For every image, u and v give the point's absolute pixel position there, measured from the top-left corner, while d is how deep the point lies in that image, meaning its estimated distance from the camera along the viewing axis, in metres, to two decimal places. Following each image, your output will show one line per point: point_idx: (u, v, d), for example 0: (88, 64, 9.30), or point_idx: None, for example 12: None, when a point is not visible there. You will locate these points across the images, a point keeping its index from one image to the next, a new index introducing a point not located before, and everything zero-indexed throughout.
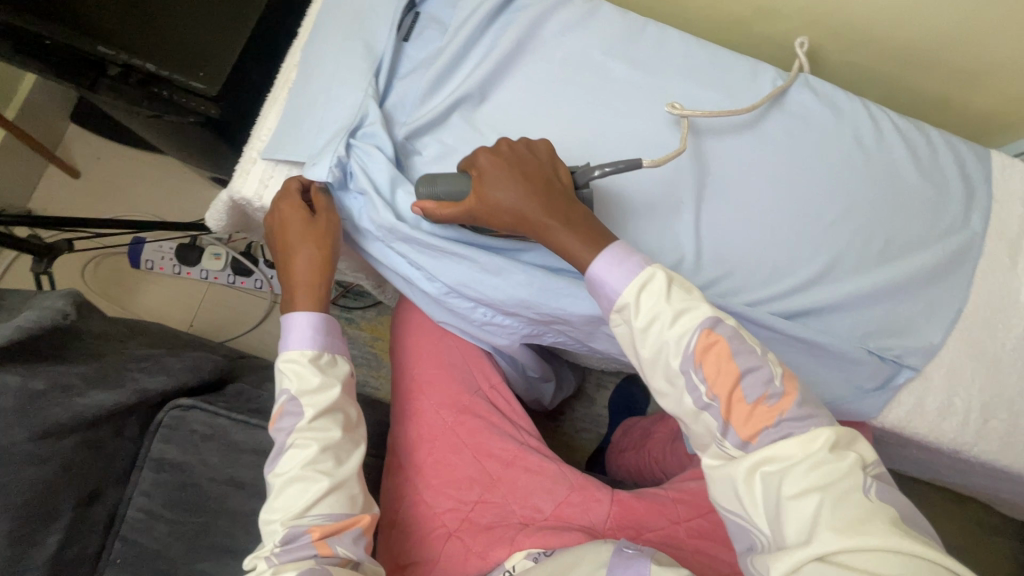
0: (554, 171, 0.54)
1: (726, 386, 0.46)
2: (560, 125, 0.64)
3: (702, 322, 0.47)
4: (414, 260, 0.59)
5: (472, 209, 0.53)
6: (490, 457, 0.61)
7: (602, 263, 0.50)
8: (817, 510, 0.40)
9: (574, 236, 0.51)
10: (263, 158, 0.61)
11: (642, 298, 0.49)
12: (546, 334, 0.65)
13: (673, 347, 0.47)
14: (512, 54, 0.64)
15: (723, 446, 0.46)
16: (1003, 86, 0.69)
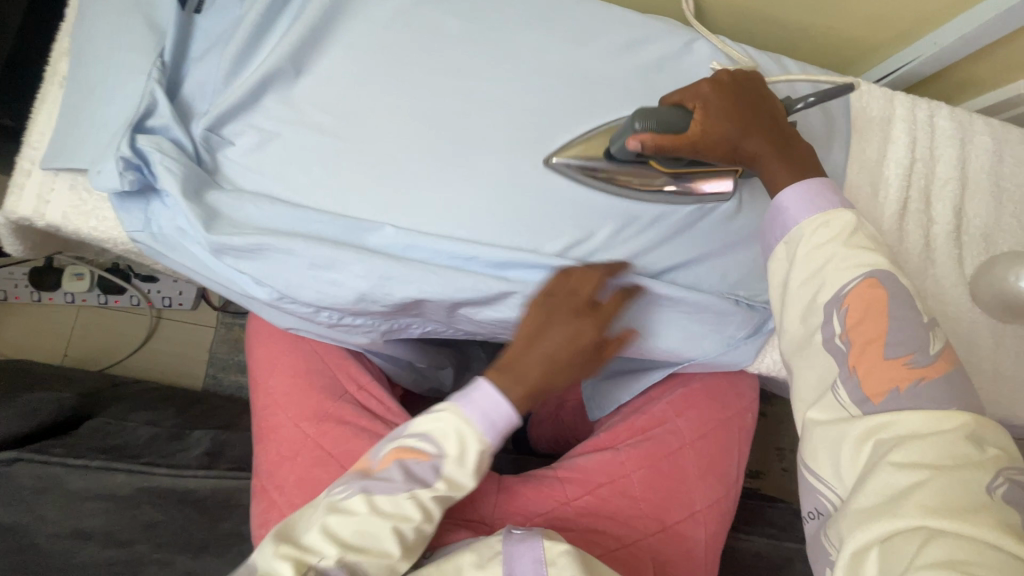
0: (772, 104, 0.55)
1: (871, 331, 0.45)
2: (394, 94, 0.58)
3: (870, 272, 0.46)
4: (235, 262, 0.53)
5: (696, 144, 0.53)
6: (362, 464, 0.56)
7: (790, 194, 0.51)
8: (915, 484, 0.38)
9: (789, 161, 0.53)
10: (41, 168, 0.54)
11: (821, 234, 0.49)
12: (411, 326, 0.61)
13: (830, 282, 0.47)
14: (327, 16, 0.56)
15: (837, 390, 0.45)
16: (855, 8, 0.68)
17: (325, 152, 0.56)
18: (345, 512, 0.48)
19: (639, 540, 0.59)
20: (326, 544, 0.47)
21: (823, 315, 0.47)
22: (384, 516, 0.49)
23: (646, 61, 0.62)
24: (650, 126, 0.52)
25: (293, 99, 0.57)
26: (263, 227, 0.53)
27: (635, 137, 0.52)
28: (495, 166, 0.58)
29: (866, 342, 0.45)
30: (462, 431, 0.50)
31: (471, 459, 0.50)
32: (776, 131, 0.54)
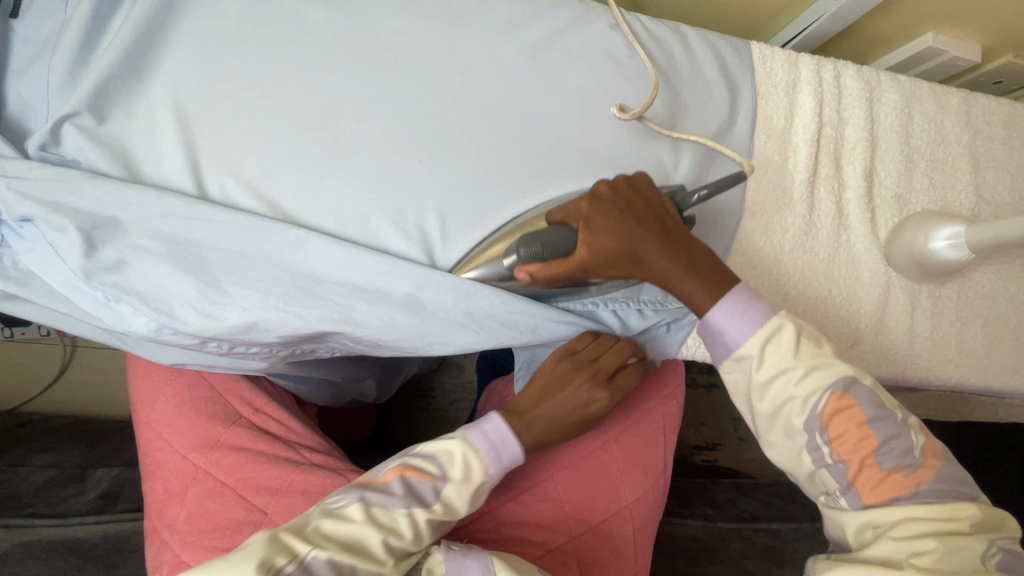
0: (667, 209, 0.50)
1: (859, 450, 0.46)
2: (253, 94, 0.53)
3: (837, 383, 0.47)
4: (106, 297, 0.48)
5: (585, 266, 0.50)
6: (258, 491, 0.53)
7: (723, 313, 0.49)
8: (924, 553, 0.43)
9: (696, 275, 0.49)
10: None
11: (774, 349, 0.48)
12: (318, 349, 0.56)
13: (799, 405, 0.47)
14: (160, 15, 0.51)
15: (839, 499, 0.48)
16: None
17: (175, 162, 0.51)
18: (337, 517, 0.48)
19: (563, 544, 0.57)
20: (334, 534, 0.48)
21: (803, 434, 0.48)
22: (376, 524, 0.49)
23: (531, 39, 0.58)
24: (536, 258, 0.49)
25: (134, 107, 0.51)
26: (117, 249, 0.48)
27: (522, 271, 0.49)
28: (373, 166, 0.54)
29: (860, 459, 0.46)
30: (465, 456, 0.52)
31: (468, 491, 0.52)
32: (678, 243, 0.49)
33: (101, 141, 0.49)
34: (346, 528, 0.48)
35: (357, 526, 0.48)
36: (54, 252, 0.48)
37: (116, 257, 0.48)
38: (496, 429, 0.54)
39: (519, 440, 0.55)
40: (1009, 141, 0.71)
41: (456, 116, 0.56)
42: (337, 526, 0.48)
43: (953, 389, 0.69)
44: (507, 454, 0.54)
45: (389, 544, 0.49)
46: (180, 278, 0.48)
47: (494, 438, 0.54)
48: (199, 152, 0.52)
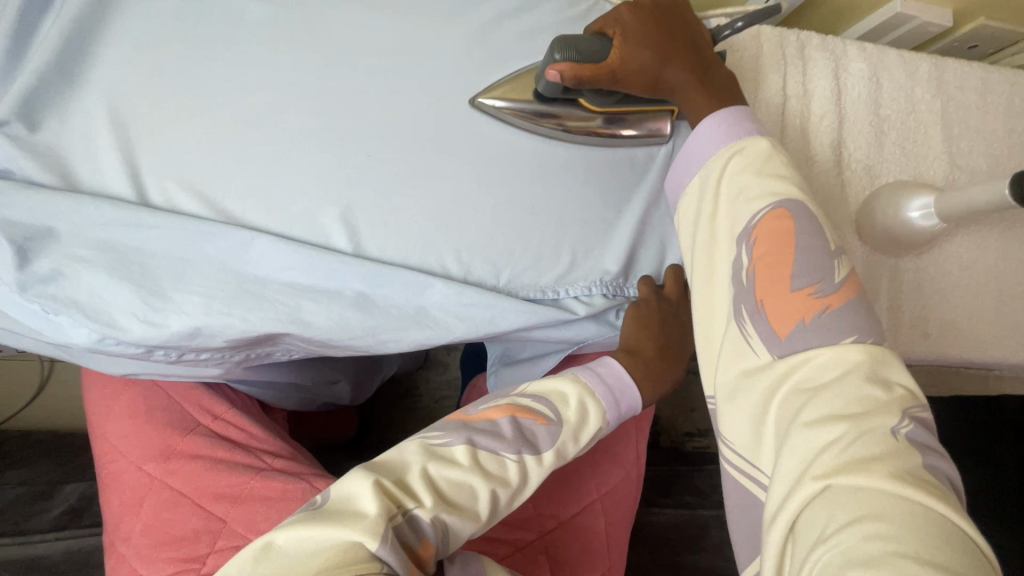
0: (696, 31, 0.54)
1: (780, 266, 0.42)
2: (191, 94, 0.51)
3: (780, 202, 0.44)
4: (42, 309, 0.46)
5: (615, 70, 0.51)
6: (215, 499, 0.51)
7: (706, 125, 0.51)
8: (832, 439, 0.35)
9: (707, 87, 0.52)
10: None
11: (736, 163, 0.48)
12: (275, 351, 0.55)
13: (740, 214, 0.46)
14: (92, 17, 0.50)
15: (745, 323, 0.43)
16: None
17: (112, 167, 0.49)
18: (447, 459, 0.44)
19: (532, 542, 0.55)
20: (423, 490, 0.42)
21: (734, 248, 0.46)
22: (482, 472, 0.44)
23: (480, 25, 0.57)
24: (570, 58, 0.50)
25: (67, 111, 0.49)
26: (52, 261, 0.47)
27: (554, 69, 0.50)
28: (319, 161, 0.52)
29: (778, 278, 0.42)
30: (583, 399, 0.51)
31: (590, 430, 0.50)
32: (697, 58, 0.52)
33: (34, 147, 0.48)
34: (441, 480, 0.43)
35: (459, 475, 0.44)
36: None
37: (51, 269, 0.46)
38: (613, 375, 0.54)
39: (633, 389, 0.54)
40: (983, 106, 0.68)
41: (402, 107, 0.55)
42: (445, 474, 0.44)
43: (935, 362, 0.68)
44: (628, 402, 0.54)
45: (493, 495, 0.44)
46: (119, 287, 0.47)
47: (618, 385, 0.53)
48: (139, 155, 0.50)
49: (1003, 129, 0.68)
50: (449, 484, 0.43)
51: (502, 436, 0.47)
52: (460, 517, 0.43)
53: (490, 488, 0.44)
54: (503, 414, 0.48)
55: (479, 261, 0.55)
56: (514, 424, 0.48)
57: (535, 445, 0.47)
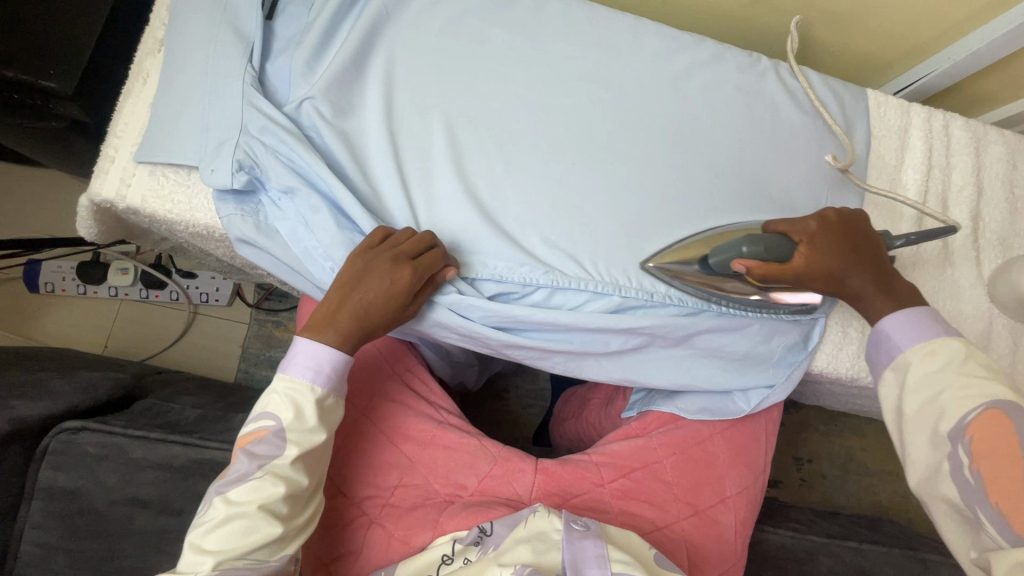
0: (877, 244, 0.57)
1: (1006, 471, 0.45)
2: (443, 94, 0.62)
3: (990, 403, 0.47)
4: (333, 267, 0.55)
5: (800, 273, 0.55)
6: (408, 440, 0.60)
7: (898, 322, 0.53)
8: None
9: (891, 297, 0.54)
10: (139, 163, 0.56)
11: (931, 364, 0.50)
12: (491, 339, 0.59)
13: (949, 413, 0.48)
14: (378, 25, 0.62)
15: (986, 526, 0.45)
16: (867, 25, 0.73)
17: (380, 147, 0.59)
18: (208, 524, 0.47)
19: (672, 524, 0.60)
20: (221, 530, 0.47)
21: (947, 443, 0.48)
22: (253, 502, 0.48)
23: (675, 72, 0.68)
24: (756, 253, 0.54)
25: (354, 97, 0.60)
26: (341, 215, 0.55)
27: (742, 262, 0.54)
28: (535, 164, 0.62)
29: (1011, 478, 0.45)
30: (291, 395, 0.50)
31: (310, 413, 0.50)
32: (881, 271, 0.55)
33: (331, 120, 0.58)
34: (231, 527, 0.47)
35: (234, 520, 0.47)
36: (302, 225, 0.55)
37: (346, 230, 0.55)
38: (305, 353, 0.51)
39: (329, 344, 0.51)
40: None
41: (605, 132, 0.65)
42: (208, 528, 0.47)
43: None
44: (334, 365, 0.51)
45: (276, 510, 0.48)
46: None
47: (307, 361, 0.51)
48: (402, 139, 0.61)
49: None
50: (223, 537, 0.47)
51: (286, 427, 0.49)
52: (255, 550, 0.47)
53: (284, 496, 0.49)
54: (251, 432, 0.50)
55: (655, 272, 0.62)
56: (263, 442, 0.49)
57: (279, 448, 0.49)
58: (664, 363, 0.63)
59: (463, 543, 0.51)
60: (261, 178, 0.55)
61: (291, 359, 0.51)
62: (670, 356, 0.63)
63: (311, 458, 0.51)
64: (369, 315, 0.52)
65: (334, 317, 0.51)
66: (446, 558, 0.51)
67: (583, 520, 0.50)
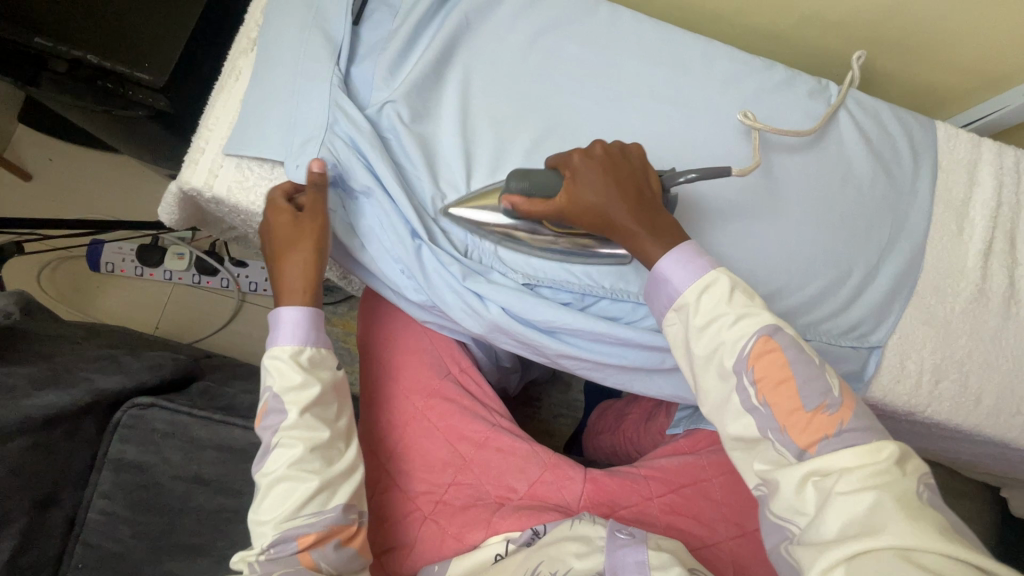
0: (649, 180, 0.54)
1: (780, 390, 0.45)
2: (517, 104, 0.64)
3: (763, 327, 0.47)
4: (403, 269, 0.59)
5: (564, 211, 0.53)
6: (462, 440, 0.61)
7: (669, 261, 0.50)
8: (871, 507, 0.39)
9: (661, 234, 0.52)
10: (226, 156, 0.58)
11: (707, 299, 0.49)
12: (546, 346, 0.60)
13: (729, 347, 0.47)
14: (460, 35, 0.64)
15: (775, 446, 0.45)
16: (942, 56, 0.72)
17: (453, 153, 0.61)
18: (257, 504, 0.51)
19: (719, 541, 0.59)
20: (269, 504, 0.50)
21: (733, 377, 0.47)
22: (285, 466, 0.50)
23: (745, 95, 0.68)
24: (523, 189, 0.53)
25: (431, 103, 0.62)
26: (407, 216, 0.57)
27: (507, 198, 0.53)
28: None
29: (788, 394, 0.45)
30: (280, 362, 0.52)
31: (296, 373, 0.52)
32: (642, 204, 0.52)
33: (409, 124, 0.60)
34: (277, 496, 0.50)
35: (276, 488, 0.50)
36: (377, 225, 0.58)
37: (415, 237, 0.57)
38: (280, 323, 0.53)
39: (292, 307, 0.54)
40: None
41: (673, 150, 0.65)
42: (262, 503, 0.51)
43: None
44: (300, 323, 0.53)
45: (308, 465, 0.51)
46: (449, 262, 0.57)
47: (286, 330, 0.53)
48: (474, 146, 0.62)
49: None
50: (272, 504, 0.50)
51: (279, 393, 0.52)
52: (305, 505, 0.50)
53: (304, 454, 0.51)
54: (257, 411, 0.53)
55: None
56: (271, 412, 0.52)
57: (283, 410, 0.51)
58: None
59: (515, 543, 0.53)
60: (340, 177, 0.58)
61: (270, 335, 0.53)
62: None
63: (317, 411, 0.53)
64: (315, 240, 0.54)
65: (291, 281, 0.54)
66: (499, 557, 0.53)
67: (629, 530, 0.48)
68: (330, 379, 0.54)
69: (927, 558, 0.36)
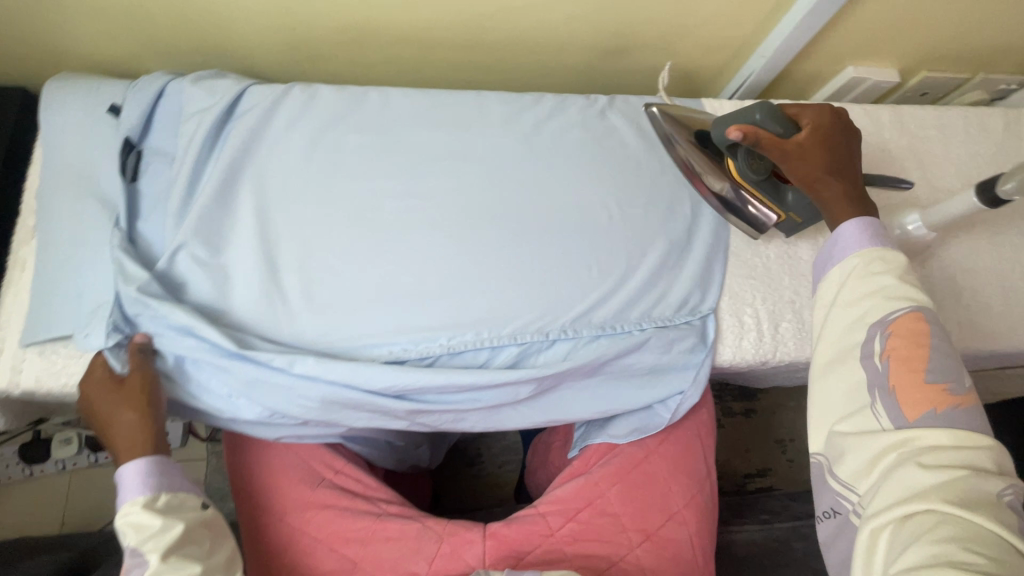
0: (852, 153, 0.57)
1: (907, 364, 0.46)
2: (314, 204, 0.66)
3: (916, 305, 0.48)
4: (230, 393, 0.58)
5: (788, 151, 0.55)
6: (349, 543, 0.60)
7: (852, 227, 0.52)
8: (931, 480, 0.40)
9: (858, 201, 0.55)
10: (24, 347, 0.58)
11: (874, 264, 0.50)
12: (396, 412, 0.59)
13: (878, 307, 0.48)
14: (240, 159, 0.66)
15: (875, 403, 0.46)
16: (685, 44, 0.81)
17: (256, 270, 0.62)
18: None
19: (625, 555, 0.61)
20: None
21: (864, 331, 0.48)
22: None
23: (526, 129, 0.74)
24: (766, 119, 0.55)
25: (226, 231, 0.64)
26: (215, 340, 0.57)
27: (737, 129, 0.53)
28: (413, 247, 0.67)
29: (904, 368, 0.46)
30: (133, 514, 0.51)
31: (153, 518, 0.51)
32: (848, 171, 0.56)
33: (207, 260, 0.62)
34: None
35: None
36: (191, 363, 0.59)
37: (232, 354, 0.57)
38: (127, 478, 0.53)
39: (134, 459, 0.54)
40: (942, 138, 0.84)
41: (474, 201, 0.69)
42: None
43: (963, 357, 0.76)
44: (146, 471, 0.53)
45: None
46: (268, 356, 0.56)
47: (132, 483, 0.53)
48: (280, 258, 0.64)
49: (961, 155, 0.83)
50: None
51: (137, 546, 0.50)
52: None
53: None
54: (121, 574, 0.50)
55: (555, 322, 0.66)
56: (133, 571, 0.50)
57: (143, 561, 0.50)
58: (578, 397, 0.66)
59: None
60: (141, 330, 0.58)
61: (117, 497, 0.53)
62: (581, 386, 0.66)
63: (184, 551, 0.51)
64: (144, 398, 0.55)
65: (124, 443, 0.54)
66: None
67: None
68: (197, 518, 0.54)
69: (973, 529, 0.37)
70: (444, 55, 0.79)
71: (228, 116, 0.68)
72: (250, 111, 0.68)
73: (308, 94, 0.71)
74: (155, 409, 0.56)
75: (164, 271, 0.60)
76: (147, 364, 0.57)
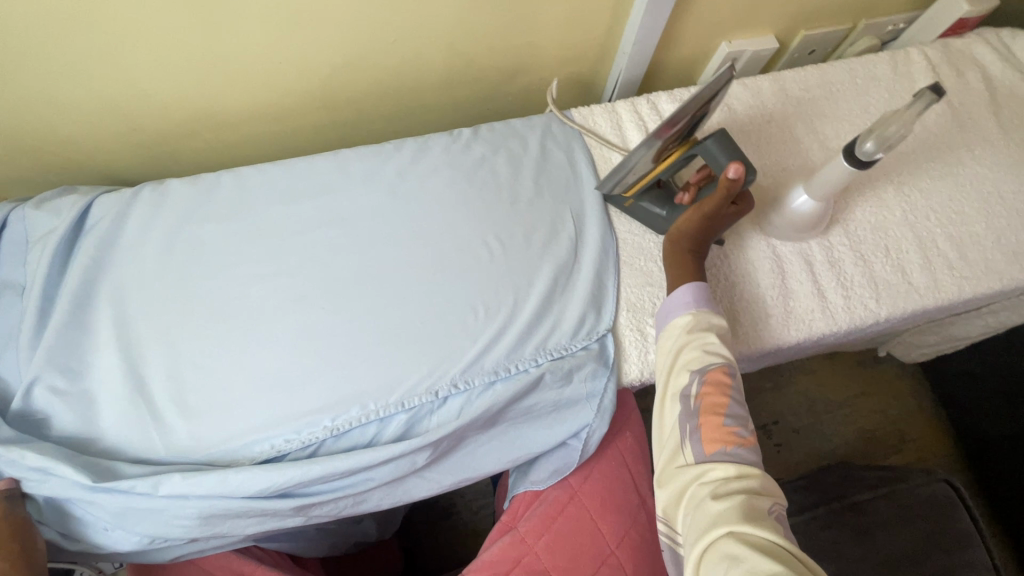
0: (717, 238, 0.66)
1: (712, 411, 0.52)
2: (174, 303, 0.63)
3: (728, 365, 0.54)
4: (106, 525, 0.55)
5: (717, 209, 0.60)
6: None
7: (682, 292, 0.60)
8: (724, 509, 0.45)
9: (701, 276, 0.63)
10: None
11: (691, 326, 0.58)
12: (282, 512, 0.56)
13: (697, 358, 0.55)
14: (93, 274, 0.64)
15: (683, 439, 0.52)
16: (545, 58, 0.79)
17: (119, 388, 0.59)
18: None
19: None
20: None
21: (686, 374, 0.54)
22: None
23: (390, 179, 0.71)
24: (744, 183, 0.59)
25: (86, 352, 0.61)
26: (73, 476, 0.53)
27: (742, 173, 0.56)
28: (284, 329, 0.63)
29: (710, 411, 0.52)
30: None
31: None
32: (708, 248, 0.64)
33: (66, 388, 0.59)
34: None
35: None
36: (61, 501, 0.55)
37: (92, 487, 0.54)
38: None
39: None
40: (831, 95, 0.80)
41: (344, 265, 0.66)
42: None
43: (895, 320, 0.71)
44: None
45: None
46: (130, 483, 0.53)
47: None
48: (145, 369, 0.61)
49: (855, 108, 0.80)
50: None
51: None
52: None
53: None
54: None
55: (444, 377, 0.61)
56: None
57: None
58: (483, 451, 0.62)
59: None
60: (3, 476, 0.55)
61: None
62: (484, 438, 0.63)
63: None
64: (16, 540, 0.51)
65: None
66: None
67: None
68: None
69: (757, 539, 0.42)
70: (304, 119, 0.76)
71: (78, 232, 0.66)
72: (98, 223, 0.66)
73: (159, 192, 0.69)
74: (30, 551, 0.51)
75: (23, 410, 0.58)
76: (16, 508, 0.53)
